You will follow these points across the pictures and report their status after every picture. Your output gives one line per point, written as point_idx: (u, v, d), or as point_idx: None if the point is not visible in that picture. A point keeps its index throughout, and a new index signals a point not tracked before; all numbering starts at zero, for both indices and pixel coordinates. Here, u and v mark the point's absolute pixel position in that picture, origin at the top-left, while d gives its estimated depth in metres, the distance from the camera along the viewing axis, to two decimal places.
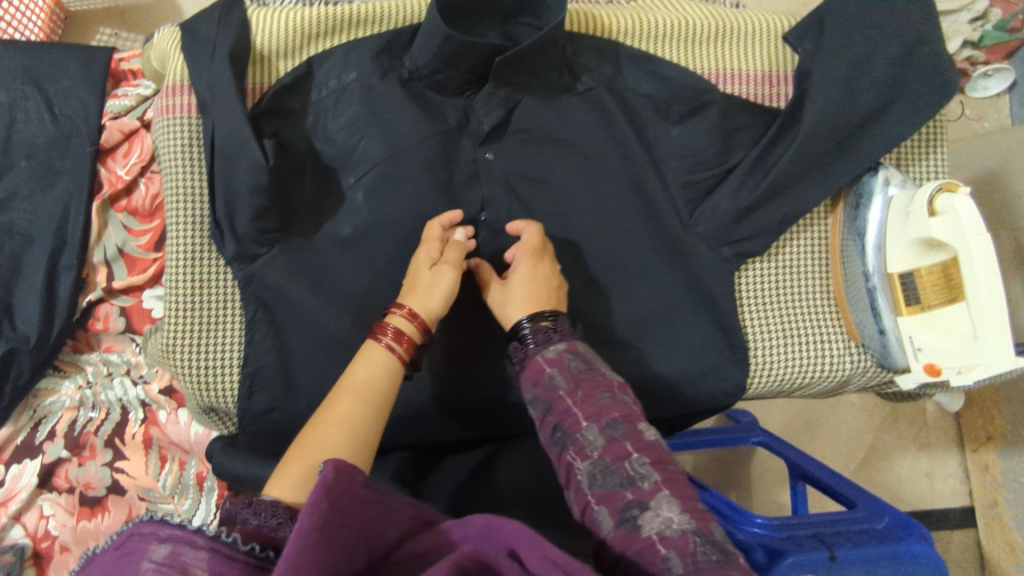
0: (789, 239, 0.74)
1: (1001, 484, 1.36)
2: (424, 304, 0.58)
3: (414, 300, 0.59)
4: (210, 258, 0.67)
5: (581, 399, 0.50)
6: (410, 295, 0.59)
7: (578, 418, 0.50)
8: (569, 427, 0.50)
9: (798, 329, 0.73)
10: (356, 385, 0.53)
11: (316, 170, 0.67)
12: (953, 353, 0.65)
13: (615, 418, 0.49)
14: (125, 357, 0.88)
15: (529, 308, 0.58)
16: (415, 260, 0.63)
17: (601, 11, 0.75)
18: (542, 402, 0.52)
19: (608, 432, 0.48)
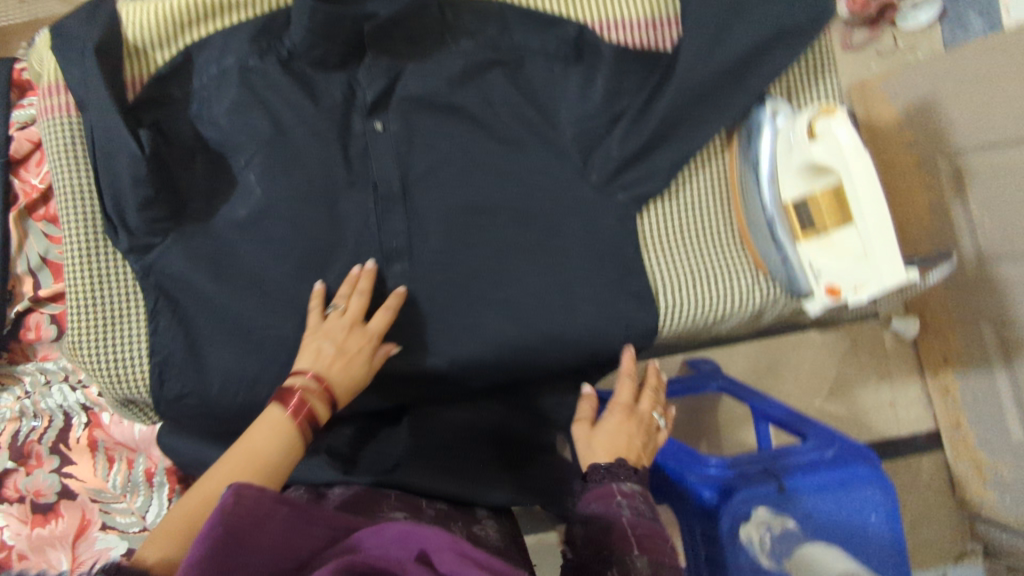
0: (685, 180, 0.75)
1: (963, 408, 1.45)
2: (331, 375, 0.60)
3: (325, 370, 0.60)
4: (106, 253, 0.68)
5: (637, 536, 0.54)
6: (320, 364, 0.61)
7: (627, 545, 0.53)
8: (614, 548, 0.54)
9: (702, 265, 0.75)
10: (258, 459, 0.53)
11: (207, 159, 0.69)
12: (849, 273, 0.67)
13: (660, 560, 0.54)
14: (62, 364, 0.93)
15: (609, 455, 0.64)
16: (311, 327, 0.65)
17: None
18: (597, 513, 0.57)
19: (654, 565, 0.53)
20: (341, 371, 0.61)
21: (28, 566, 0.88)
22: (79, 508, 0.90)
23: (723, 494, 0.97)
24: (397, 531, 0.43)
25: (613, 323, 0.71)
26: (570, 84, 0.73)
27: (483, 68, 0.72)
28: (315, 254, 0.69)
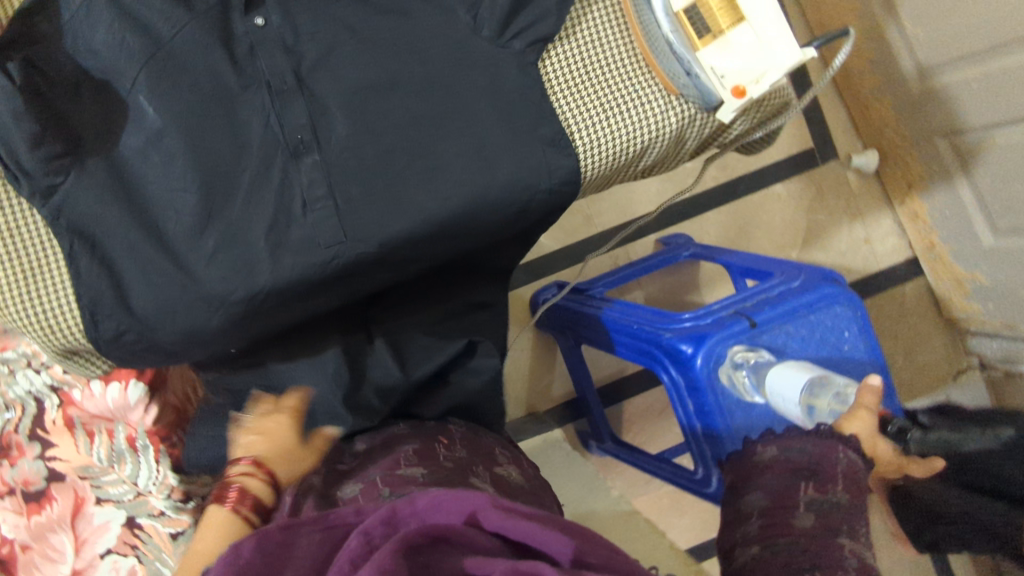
0: (578, 16, 0.74)
1: (933, 226, 1.53)
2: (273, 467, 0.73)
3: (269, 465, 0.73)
4: (12, 204, 0.66)
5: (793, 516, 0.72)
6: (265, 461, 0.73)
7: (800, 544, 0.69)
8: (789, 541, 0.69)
9: (612, 98, 0.73)
10: (219, 523, 0.67)
11: (93, 89, 0.67)
12: (751, 66, 0.68)
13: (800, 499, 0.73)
14: (20, 351, 0.92)
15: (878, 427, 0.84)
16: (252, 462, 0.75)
17: None
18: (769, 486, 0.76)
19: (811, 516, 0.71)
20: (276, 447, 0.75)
21: (33, 554, 0.90)
22: (70, 488, 0.90)
23: (693, 339, 0.94)
24: (429, 501, 0.49)
25: (534, 172, 0.71)
26: None
27: None
28: (222, 165, 0.68)
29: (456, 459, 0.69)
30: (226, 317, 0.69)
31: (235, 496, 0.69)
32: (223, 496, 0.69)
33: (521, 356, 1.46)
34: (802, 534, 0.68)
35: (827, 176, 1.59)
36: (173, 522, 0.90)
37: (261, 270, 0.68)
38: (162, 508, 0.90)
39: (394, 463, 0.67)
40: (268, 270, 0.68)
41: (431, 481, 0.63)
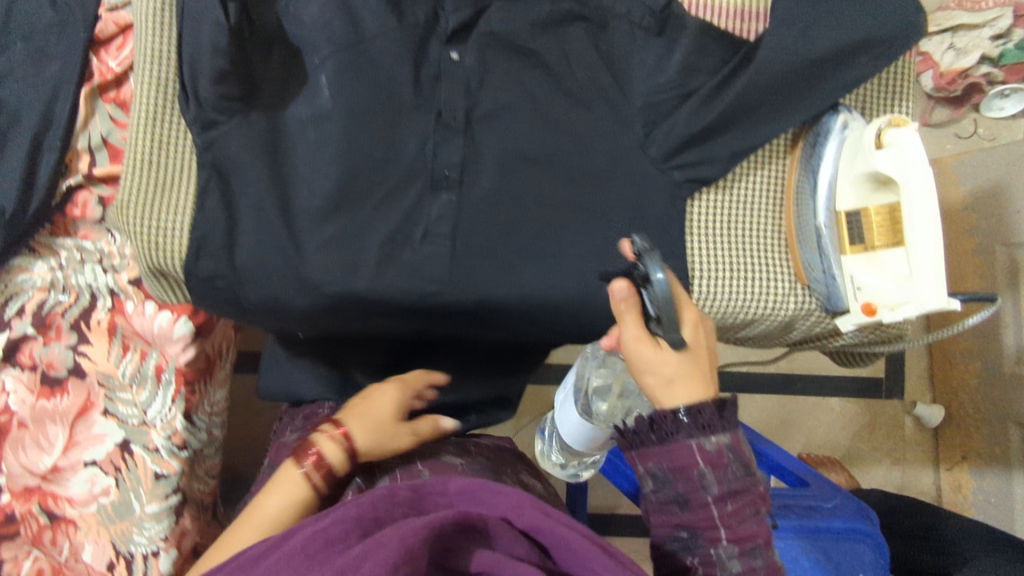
0: (742, 175, 0.75)
1: (971, 504, 1.46)
2: (354, 429, 0.65)
3: (349, 422, 0.66)
4: (172, 121, 0.69)
5: (734, 524, 0.53)
6: (347, 417, 0.66)
7: (720, 534, 0.53)
8: (705, 538, 0.54)
9: (743, 262, 0.74)
10: (268, 518, 0.59)
11: (285, 53, 0.70)
12: (890, 293, 0.66)
13: (736, 521, 0.54)
14: (99, 246, 0.92)
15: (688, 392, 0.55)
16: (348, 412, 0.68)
17: None
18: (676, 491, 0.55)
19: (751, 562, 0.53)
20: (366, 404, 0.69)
21: (26, 434, 0.89)
22: (85, 388, 0.90)
23: None
24: (462, 492, 0.51)
25: None
26: (648, 56, 0.73)
27: (566, 20, 0.72)
28: (369, 167, 0.69)
29: (489, 457, 0.77)
30: (310, 305, 0.69)
31: (315, 460, 0.62)
32: (306, 452, 0.63)
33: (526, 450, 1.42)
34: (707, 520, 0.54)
35: (886, 411, 1.54)
36: (161, 462, 0.91)
37: (363, 277, 0.68)
38: (158, 446, 0.90)
39: (433, 451, 0.72)
40: (369, 278, 0.68)
41: (472, 469, 0.70)
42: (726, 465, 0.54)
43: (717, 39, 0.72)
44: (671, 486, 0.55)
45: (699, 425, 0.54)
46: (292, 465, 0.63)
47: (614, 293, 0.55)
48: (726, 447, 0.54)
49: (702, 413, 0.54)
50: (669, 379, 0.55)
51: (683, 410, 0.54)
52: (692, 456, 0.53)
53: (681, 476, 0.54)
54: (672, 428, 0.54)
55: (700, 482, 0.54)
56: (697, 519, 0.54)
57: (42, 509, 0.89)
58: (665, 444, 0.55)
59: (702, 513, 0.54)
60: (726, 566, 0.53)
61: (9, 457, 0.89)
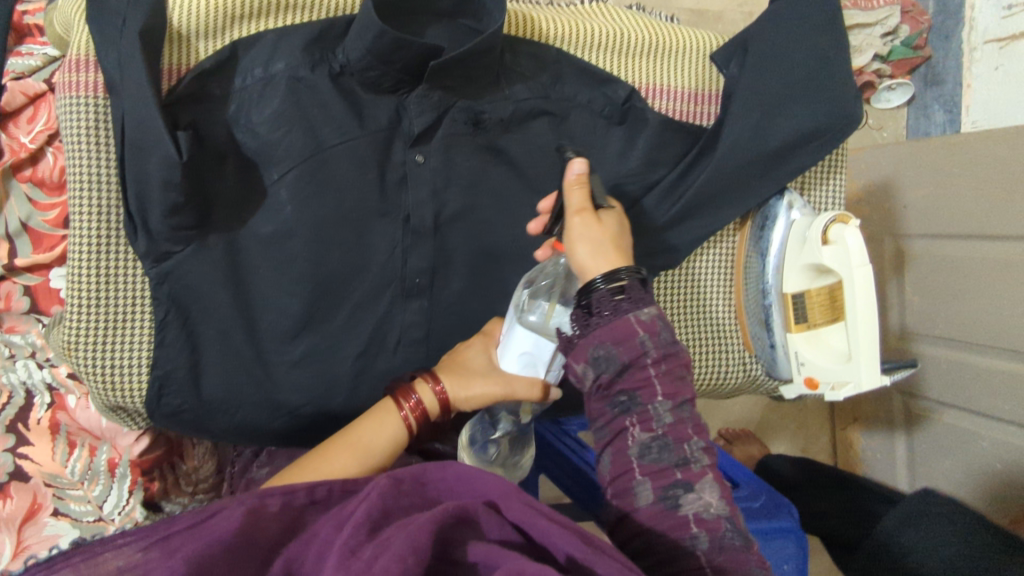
0: (696, 255, 0.80)
1: (860, 458, 1.69)
2: (455, 389, 0.63)
3: (451, 379, 0.64)
4: (119, 250, 0.64)
5: (664, 377, 0.54)
6: (449, 373, 0.64)
7: (655, 390, 0.53)
8: (641, 397, 0.53)
9: (697, 338, 0.81)
10: (358, 445, 0.59)
11: (237, 163, 0.65)
12: (830, 372, 0.74)
13: (684, 402, 0.54)
14: (29, 339, 0.86)
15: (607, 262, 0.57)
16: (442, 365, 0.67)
17: (538, 13, 0.76)
18: (614, 362, 0.54)
19: (677, 413, 0.53)
20: (466, 362, 0.66)
21: None
22: (30, 491, 0.83)
23: None
24: (460, 474, 0.46)
25: None
26: (608, 146, 0.75)
27: (530, 116, 0.72)
28: (336, 281, 0.68)
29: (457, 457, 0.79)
30: (289, 422, 0.69)
31: (414, 405, 0.62)
32: (406, 396, 0.63)
33: None
34: (638, 373, 0.53)
35: None
36: None
37: (339, 393, 0.69)
38: None
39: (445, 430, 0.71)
40: (347, 393, 0.69)
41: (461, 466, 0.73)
42: (659, 331, 0.55)
43: (675, 132, 0.76)
44: (614, 359, 0.54)
45: (632, 299, 0.55)
46: (389, 415, 0.62)
47: (569, 171, 0.59)
48: (657, 317, 0.55)
49: (633, 289, 0.55)
50: (602, 248, 0.58)
51: (615, 288, 0.55)
52: (630, 326, 0.54)
53: (622, 345, 0.54)
54: (609, 307, 0.55)
55: (640, 348, 0.54)
56: (635, 381, 0.54)
57: None
58: (605, 323, 0.55)
59: (639, 372, 0.53)
60: (660, 417, 0.53)
61: None
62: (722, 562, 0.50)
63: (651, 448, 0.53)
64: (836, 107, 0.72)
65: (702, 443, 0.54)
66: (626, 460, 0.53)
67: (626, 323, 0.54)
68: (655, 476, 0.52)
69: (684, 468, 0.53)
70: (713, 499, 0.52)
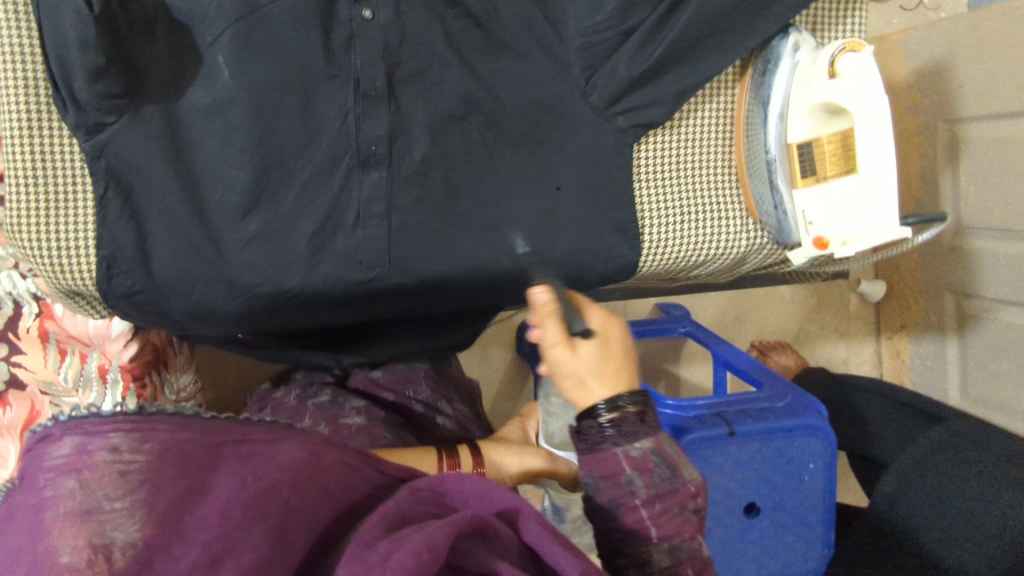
0: (689, 110, 0.70)
1: (908, 367, 1.57)
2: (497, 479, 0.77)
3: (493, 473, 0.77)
4: (49, 126, 0.59)
5: (660, 517, 0.53)
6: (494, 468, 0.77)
7: (650, 535, 0.53)
8: (637, 541, 0.53)
9: (695, 202, 0.72)
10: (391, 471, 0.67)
11: (168, 28, 0.61)
12: (841, 226, 0.66)
13: (683, 539, 0.54)
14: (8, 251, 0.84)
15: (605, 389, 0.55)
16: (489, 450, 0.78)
17: None
18: (611, 500, 0.54)
19: (676, 554, 0.53)
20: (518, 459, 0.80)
21: None
22: (29, 398, 0.87)
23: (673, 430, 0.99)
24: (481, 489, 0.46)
25: (594, 258, 0.70)
26: None
27: None
28: (284, 154, 0.63)
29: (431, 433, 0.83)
30: (248, 305, 0.66)
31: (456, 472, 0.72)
32: (451, 456, 0.74)
33: (494, 373, 1.43)
34: (633, 520, 0.53)
35: (831, 292, 1.60)
36: None
37: (295, 273, 0.65)
38: None
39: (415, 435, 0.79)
40: (305, 273, 0.65)
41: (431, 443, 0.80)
42: (652, 468, 0.54)
43: None
44: (603, 493, 0.55)
45: (622, 432, 0.54)
46: (430, 462, 0.71)
47: (535, 300, 0.54)
48: (650, 450, 0.54)
49: (624, 422, 0.54)
50: (583, 380, 0.55)
51: (607, 420, 0.55)
52: (618, 462, 0.54)
53: (611, 483, 0.54)
54: (600, 436, 0.54)
55: (630, 487, 0.54)
56: (629, 523, 0.54)
57: None
58: (595, 452, 0.55)
59: (631, 516, 0.53)
60: (660, 561, 0.52)
61: None
62: None
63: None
64: None
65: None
66: None
67: (612, 463, 0.54)
68: None
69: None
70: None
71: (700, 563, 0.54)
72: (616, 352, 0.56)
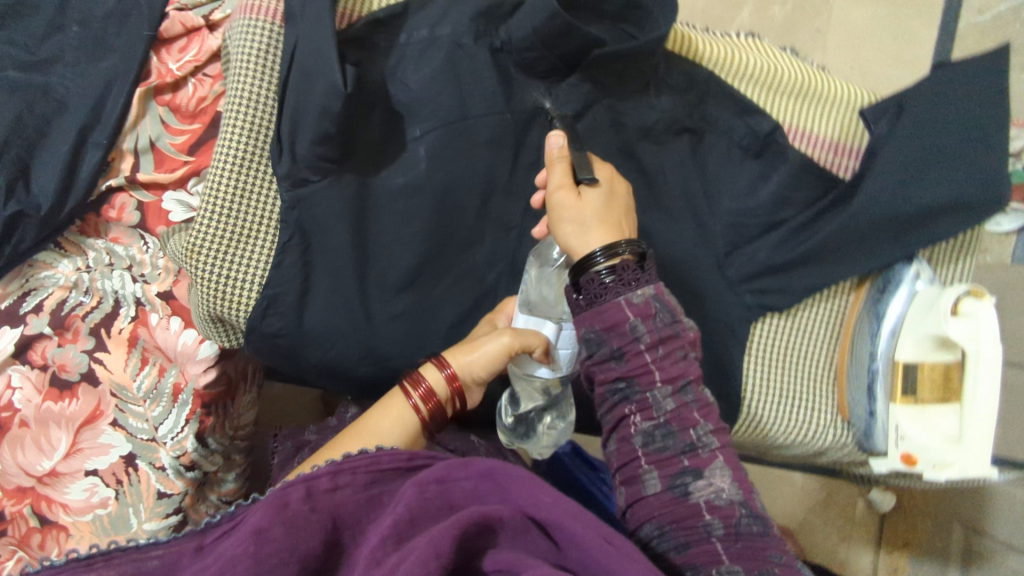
0: (809, 303, 0.75)
1: None
2: (466, 370, 0.66)
3: (460, 366, 0.66)
4: (260, 169, 0.67)
5: (663, 361, 0.54)
6: (457, 356, 0.66)
7: (654, 376, 0.54)
8: (639, 383, 0.54)
9: (793, 388, 0.76)
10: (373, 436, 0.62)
11: (384, 115, 0.68)
12: (933, 450, 0.68)
13: (688, 383, 0.54)
14: (130, 252, 0.93)
15: (607, 237, 0.58)
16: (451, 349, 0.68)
17: (699, 32, 0.71)
18: (609, 345, 0.55)
19: (680, 397, 0.54)
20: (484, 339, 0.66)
21: (26, 434, 0.87)
22: (96, 396, 0.89)
23: None
24: (485, 471, 0.50)
25: None
26: (743, 177, 0.71)
27: (673, 132, 0.70)
28: (446, 247, 0.70)
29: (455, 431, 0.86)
30: (377, 362, 0.72)
31: (424, 390, 0.64)
32: (416, 384, 0.65)
33: None
34: (636, 362, 0.54)
35: None
36: (167, 483, 0.91)
37: (429, 350, 0.73)
38: (166, 465, 0.91)
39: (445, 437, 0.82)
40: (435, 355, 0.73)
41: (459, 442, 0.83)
42: (654, 314, 0.55)
43: (816, 173, 0.70)
44: (606, 345, 0.55)
45: (622, 281, 0.55)
46: (399, 402, 0.64)
47: (551, 148, 0.62)
48: (651, 297, 0.55)
49: (624, 270, 0.56)
50: (585, 226, 0.59)
51: (605, 268, 0.56)
52: (621, 311, 0.54)
53: (614, 332, 0.55)
54: (597, 288, 0.56)
55: (632, 334, 0.54)
56: (632, 368, 0.54)
57: (35, 512, 0.88)
58: (596, 305, 0.56)
59: (637, 359, 0.54)
60: (660, 404, 0.53)
61: (6, 456, 0.87)
62: (743, 546, 0.50)
63: (654, 435, 0.54)
64: (985, 187, 0.64)
65: (711, 427, 0.53)
66: (631, 449, 0.54)
67: (612, 308, 0.55)
68: (661, 464, 0.53)
69: (690, 454, 0.53)
70: (724, 483, 0.52)
71: (708, 411, 0.55)
72: (613, 208, 0.60)
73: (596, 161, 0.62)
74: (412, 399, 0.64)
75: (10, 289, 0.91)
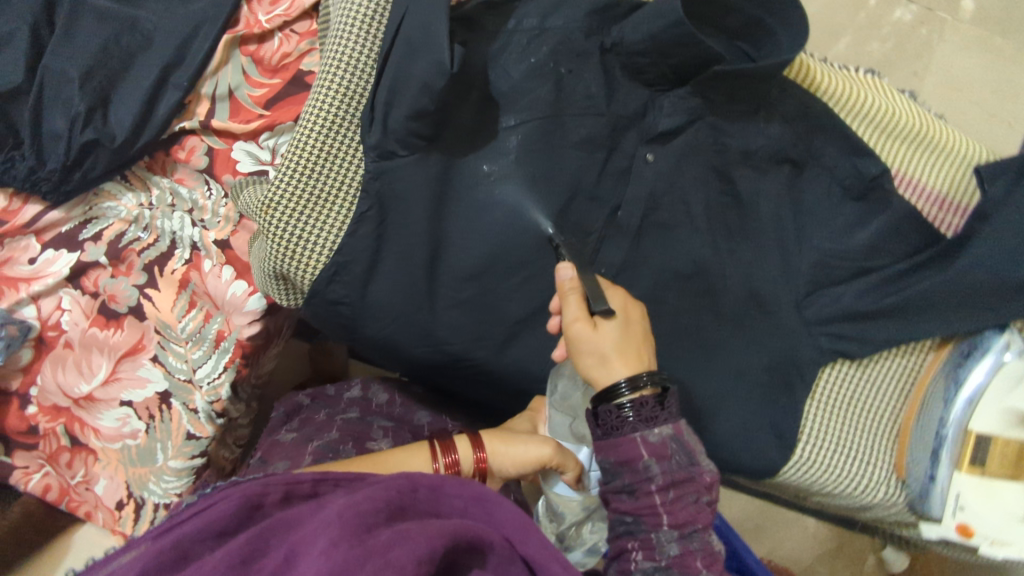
0: (882, 358, 0.73)
1: None
2: (497, 463, 0.65)
3: (495, 457, 0.65)
4: (347, 135, 0.66)
5: (672, 504, 0.54)
6: (494, 446, 0.66)
7: (660, 520, 0.54)
8: (647, 524, 0.55)
9: (850, 441, 0.73)
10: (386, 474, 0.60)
11: (481, 98, 0.66)
12: (994, 525, 0.67)
13: (696, 528, 0.55)
14: (193, 196, 0.91)
15: (628, 367, 0.56)
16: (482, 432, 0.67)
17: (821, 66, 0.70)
18: (625, 482, 0.56)
19: (686, 542, 0.54)
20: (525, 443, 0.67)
21: (69, 355, 0.89)
22: (140, 330, 0.89)
23: None
24: (474, 496, 0.50)
25: (748, 448, 0.71)
26: (839, 216, 0.68)
27: (774, 159, 0.68)
28: (519, 247, 0.67)
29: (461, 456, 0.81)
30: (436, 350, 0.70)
31: (453, 463, 0.63)
32: (447, 451, 0.64)
33: None
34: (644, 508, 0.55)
35: None
36: (196, 426, 0.90)
37: (488, 346, 0.70)
38: (199, 408, 0.90)
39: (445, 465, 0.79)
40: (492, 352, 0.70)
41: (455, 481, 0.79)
42: (671, 454, 0.55)
43: (917, 225, 0.67)
44: (619, 477, 0.56)
45: (641, 417, 0.55)
46: (421, 458, 0.62)
47: (560, 278, 0.58)
48: (669, 437, 0.55)
49: (643, 405, 0.55)
50: (606, 359, 0.56)
51: (627, 401, 0.55)
52: (636, 448, 0.55)
53: (628, 468, 0.56)
54: (616, 420, 0.56)
55: (644, 473, 0.55)
56: (642, 506, 0.55)
57: (67, 432, 0.91)
58: (613, 436, 0.56)
59: (647, 500, 0.55)
60: (663, 546, 0.54)
61: (46, 372, 0.89)
62: None
63: None
64: None
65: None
66: None
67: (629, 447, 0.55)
68: None
69: None
70: None
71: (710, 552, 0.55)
72: (632, 335, 0.57)
73: (609, 285, 0.59)
74: (440, 464, 0.62)
75: (74, 214, 0.91)
